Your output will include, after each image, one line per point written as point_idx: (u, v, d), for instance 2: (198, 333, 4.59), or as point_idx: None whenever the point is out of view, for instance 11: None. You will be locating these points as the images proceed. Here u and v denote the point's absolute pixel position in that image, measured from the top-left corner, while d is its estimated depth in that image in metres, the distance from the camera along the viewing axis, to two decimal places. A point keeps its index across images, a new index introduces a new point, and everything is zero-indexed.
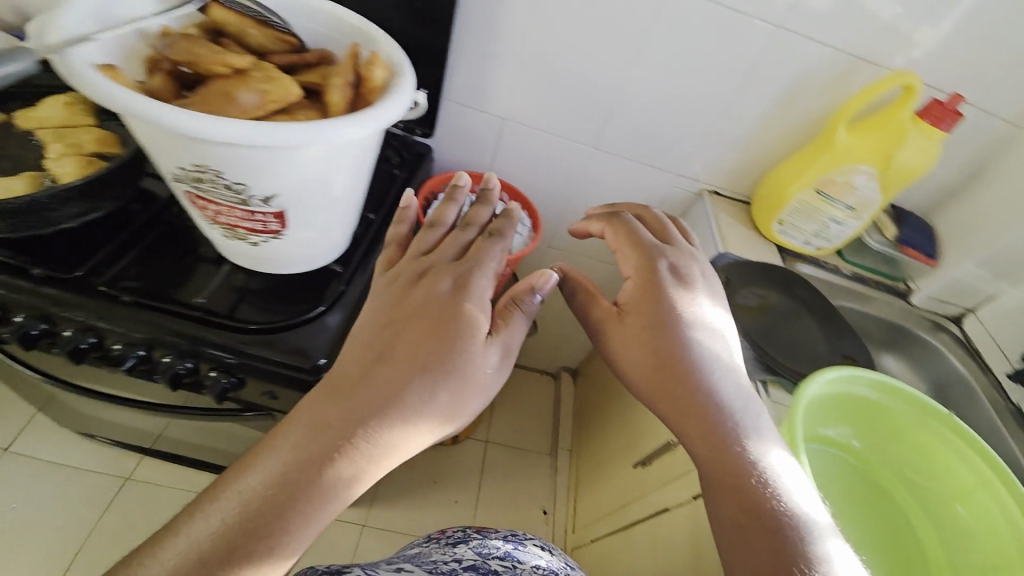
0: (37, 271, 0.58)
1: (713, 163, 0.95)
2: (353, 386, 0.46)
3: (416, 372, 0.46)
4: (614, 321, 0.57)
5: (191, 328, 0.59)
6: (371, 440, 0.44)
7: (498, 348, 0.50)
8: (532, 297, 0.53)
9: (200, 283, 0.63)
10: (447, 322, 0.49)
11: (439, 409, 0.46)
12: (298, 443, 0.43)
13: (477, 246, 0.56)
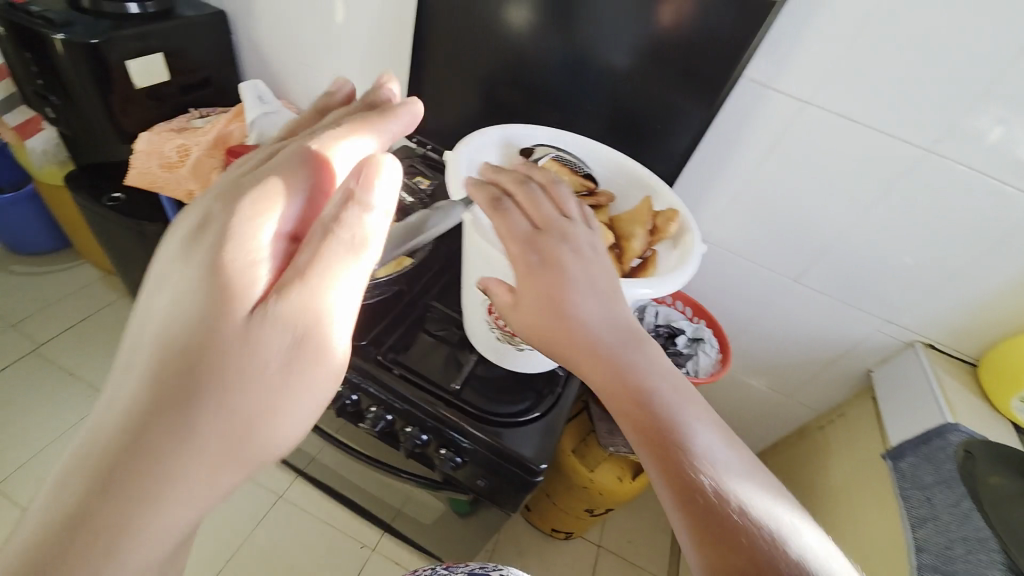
0: None
1: (934, 317, 0.87)
2: (119, 390, 0.30)
3: (185, 287, 0.31)
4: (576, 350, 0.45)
5: (437, 405, 0.64)
6: (190, 449, 0.29)
7: (294, 319, 0.32)
8: (357, 212, 0.35)
9: (444, 361, 0.69)
10: (211, 243, 0.31)
11: (252, 403, 0.31)
12: (85, 471, 0.28)
13: (317, 157, 0.38)
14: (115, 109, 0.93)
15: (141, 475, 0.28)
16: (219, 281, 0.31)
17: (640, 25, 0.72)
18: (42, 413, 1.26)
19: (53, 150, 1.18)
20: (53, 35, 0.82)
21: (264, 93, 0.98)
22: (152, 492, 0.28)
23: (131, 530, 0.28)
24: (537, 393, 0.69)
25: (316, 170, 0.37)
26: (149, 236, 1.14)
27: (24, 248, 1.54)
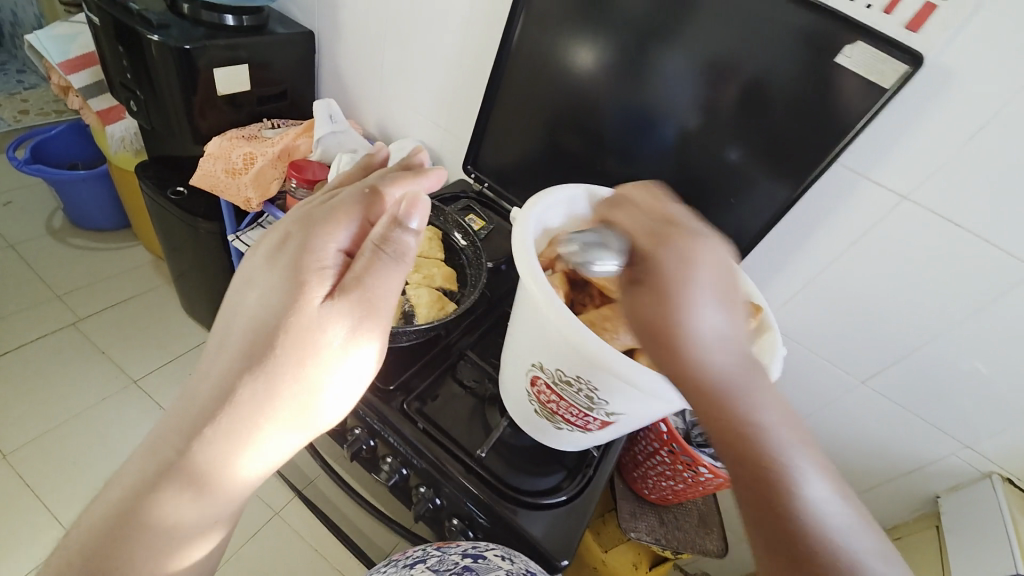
0: (363, 374, 0.64)
1: (1019, 449, 0.76)
2: (224, 347, 0.46)
3: (272, 285, 0.46)
4: (646, 320, 0.44)
5: (456, 470, 0.59)
6: (268, 401, 0.45)
7: (350, 305, 0.47)
8: (400, 241, 0.48)
9: (470, 422, 0.64)
10: (301, 254, 0.47)
11: (314, 362, 0.46)
12: (196, 418, 0.44)
13: (364, 204, 0.50)
14: (195, 112, 0.95)
15: (232, 424, 0.45)
16: (294, 279, 0.46)
17: (732, 96, 0.68)
18: (66, 388, 1.27)
19: (131, 138, 1.22)
20: (151, 37, 0.85)
21: (335, 112, 0.99)
22: (242, 418, 0.44)
23: (235, 447, 0.45)
24: (563, 472, 0.63)
25: (374, 206, 0.50)
26: (201, 232, 1.15)
27: (85, 223, 1.60)
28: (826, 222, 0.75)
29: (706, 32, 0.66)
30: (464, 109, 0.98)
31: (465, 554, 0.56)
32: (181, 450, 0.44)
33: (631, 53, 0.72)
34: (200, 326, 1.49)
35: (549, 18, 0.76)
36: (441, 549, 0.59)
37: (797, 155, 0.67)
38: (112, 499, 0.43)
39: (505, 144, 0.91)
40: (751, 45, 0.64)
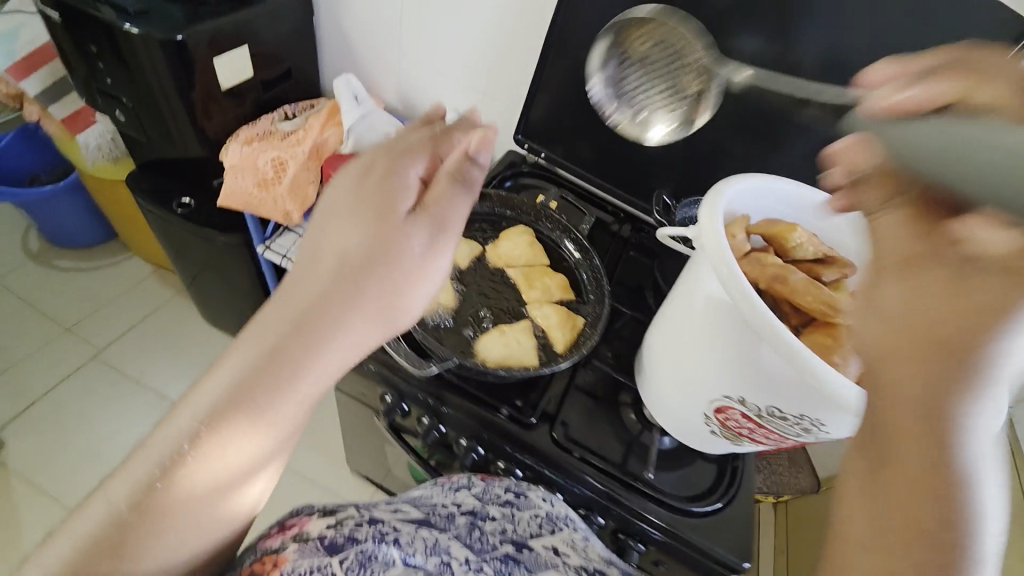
0: (502, 410, 0.60)
1: None
2: (291, 282, 0.38)
3: (342, 207, 0.38)
4: (918, 277, 0.30)
5: (618, 489, 0.57)
6: (335, 335, 0.37)
7: (428, 227, 0.38)
8: (470, 168, 0.39)
9: (616, 435, 0.62)
10: (381, 178, 0.39)
11: (383, 294, 0.38)
12: (253, 355, 0.36)
13: (421, 145, 0.41)
14: (197, 115, 0.81)
15: (286, 364, 0.36)
16: (368, 198, 0.38)
17: (857, 34, 0.58)
18: (111, 425, 1.21)
19: (108, 146, 1.05)
20: (131, 31, 0.69)
21: (358, 90, 0.85)
22: (296, 352, 0.36)
23: (283, 392, 0.36)
24: (718, 471, 0.61)
25: (445, 139, 0.41)
26: (221, 246, 1.03)
27: (67, 242, 1.44)
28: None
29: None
30: (506, 70, 0.85)
31: (507, 488, 0.57)
32: (227, 398, 0.35)
33: None
34: (228, 336, 1.40)
35: None
36: (487, 478, 0.59)
37: None
38: (153, 453, 0.35)
39: (564, 108, 0.81)
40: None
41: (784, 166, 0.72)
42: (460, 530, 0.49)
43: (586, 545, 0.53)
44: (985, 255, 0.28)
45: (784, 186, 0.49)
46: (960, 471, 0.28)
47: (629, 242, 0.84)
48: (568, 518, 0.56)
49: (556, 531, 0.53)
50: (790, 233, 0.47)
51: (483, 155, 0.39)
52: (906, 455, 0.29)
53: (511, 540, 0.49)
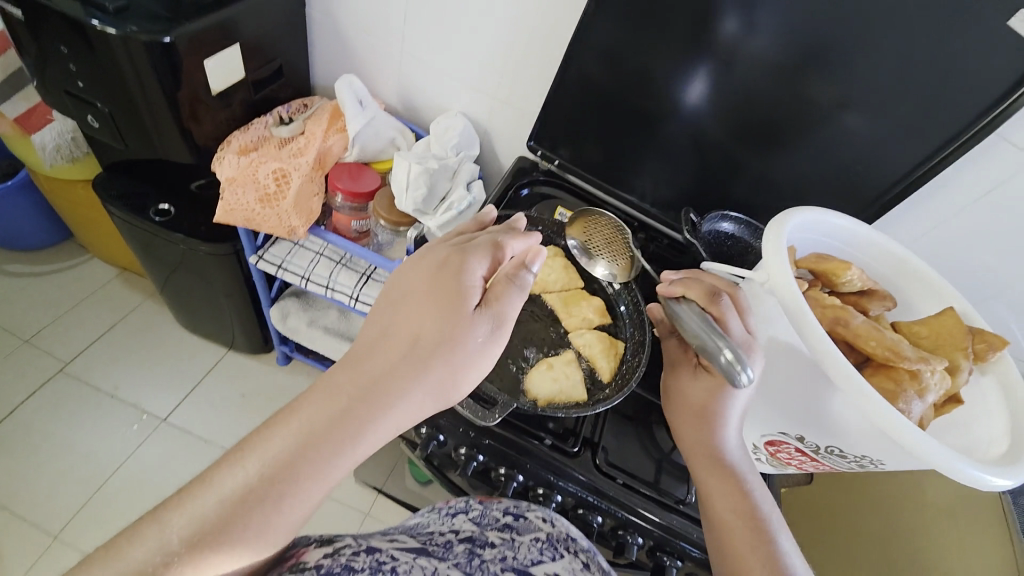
0: (544, 438, 0.60)
1: None
2: (361, 354, 0.41)
3: (421, 292, 0.43)
4: (687, 372, 0.50)
5: (655, 507, 0.57)
6: (398, 408, 0.40)
7: (489, 320, 0.44)
8: (525, 274, 0.45)
9: (652, 455, 0.62)
10: (454, 274, 0.44)
11: (443, 376, 0.42)
12: (325, 418, 0.38)
13: (481, 244, 0.47)
14: (185, 121, 0.73)
15: (352, 433, 0.38)
16: (443, 288, 0.43)
17: (883, 58, 0.59)
18: (85, 445, 1.12)
19: (68, 146, 0.97)
20: (110, 29, 0.61)
21: (362, 95, 0.80)
22: (361, 420, 0.38)
23: (343, 460, 0.37)
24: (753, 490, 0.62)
25: (503, 244, 0.47)
26: (206, 256, 0.95)
27: (17, 244, 1.30)
28: (944, 189, 0.69)
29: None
30: (519, 73, 0.82)
31: (506, 511, 0.55)
32: (291, 455, 0.36)
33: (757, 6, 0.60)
34: (209, 343, 1.32)
35: None
36: (483, 502, 0.57)
37: (940, 121, 0.61)
38: (191, 514, 0.33)
39: (579, 116, 0.79)
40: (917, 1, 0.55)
41: (800, 181, 0.73)
42: (460, 558, 0.45)
43: (591, 562, 0.50)
44: (709, 364, 0.48)
45: (813, 217, 0.52)
46: (732, 470, 0.47)
47: (645, 252, 0.84)
48: (572, 541, 0.52)
49: (559, 557, 0.48)
50: (844, 270, 0.48)
51: (536, 265, 0.45)
52: (704, 474, 0.48)
53: (511, 567, 0.45)
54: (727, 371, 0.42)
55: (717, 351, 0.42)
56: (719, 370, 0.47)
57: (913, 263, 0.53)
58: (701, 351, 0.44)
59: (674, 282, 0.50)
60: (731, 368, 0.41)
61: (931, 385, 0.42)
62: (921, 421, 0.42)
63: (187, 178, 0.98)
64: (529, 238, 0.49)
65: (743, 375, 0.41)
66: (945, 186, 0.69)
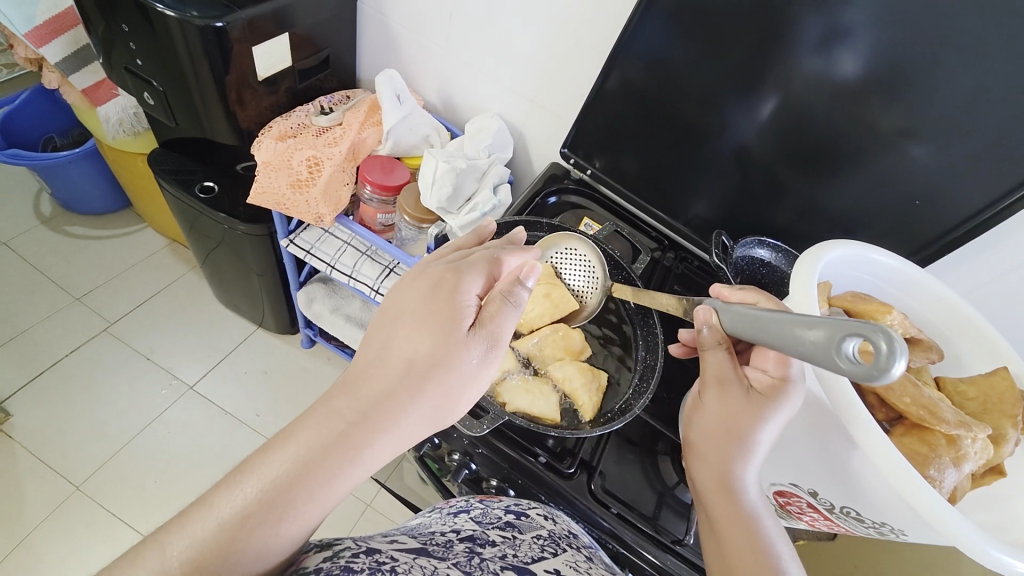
0: (539, 455, 0.58)
1: None
2: (356, 378, 0.41)
3: (417, 311, 0.43)
4: (731, 390, 0.41)
5: (648, 542, 0.54)
6: (395, 429, 0.40)
7: (484, 341, 0.43)
8: (519, 291, 0.44)
9: (653, 485, 0.59)
10: (449, 294, 0.43)
11: (440, 396, 0.41)
12: (321, 442, 0.37)
13: (476, 260, 0.46)
14: (231, 104, 0.76)
15: (346, 456, 0.37)
16: (439, 306, 0.43)
17: (952, 85, 0.54)
18: (118, 403, 1.19)
19: (130, 120, 1.04)
20: (168, 13, 0.64)
21: (401, 89, 0.81)
22: (357, 443, 0.38)
23: (341, 481, 0.37)
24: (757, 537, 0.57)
25: (500, 261, 0.46)
26: (241, 235, 0.99)
27: (82, 208, 1.41)
28: (1015, 235, 0.62)
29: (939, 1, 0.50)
30: (559, 79, 0.81)
31: (507, 510, 0.54)
32: (285, 478, 0.36)
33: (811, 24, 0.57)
34: (240, 318, 1.37)
35: None
36: (484, 501, 0.56)
37: (1016, 158, 0.55)
38: (189, 538, 0.33)
39: (616, 126, 0.77)
40: (996, 27, 0.50)
41: (846, 212, 0.68)
42: (459, 557, 0.43)
43: (593, 556, 0.50)
44: (760, 387, 0.41)
45: (849, 251, 0.47)
46: (751, 512, 0.39)
47: (671, 271, 0.81)
48: (572, 537, 0.52)
49: (560, 551, 0.47)
50: (883, 314, 0.44)
51: (531, 281, 0.44)
52: (717, 503, 0.40)
53: (510, 565, 0.44)
54: (879, 362, 0.29)
55: (850, 333, 0.31)
56: (776, 397, 0.39)
57: (963, 306, 0.47)
58: (825, 345, 0.32)
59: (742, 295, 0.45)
60: (886, 357, 0.29)
61: (970, 454, 0.37)
62: (954, 492, 0.38)
63: (234, 159, 1.02)
64: (526, 254, 0.49)
65: (902, 362, 0.28)
66: (1015, 230, 0.62)
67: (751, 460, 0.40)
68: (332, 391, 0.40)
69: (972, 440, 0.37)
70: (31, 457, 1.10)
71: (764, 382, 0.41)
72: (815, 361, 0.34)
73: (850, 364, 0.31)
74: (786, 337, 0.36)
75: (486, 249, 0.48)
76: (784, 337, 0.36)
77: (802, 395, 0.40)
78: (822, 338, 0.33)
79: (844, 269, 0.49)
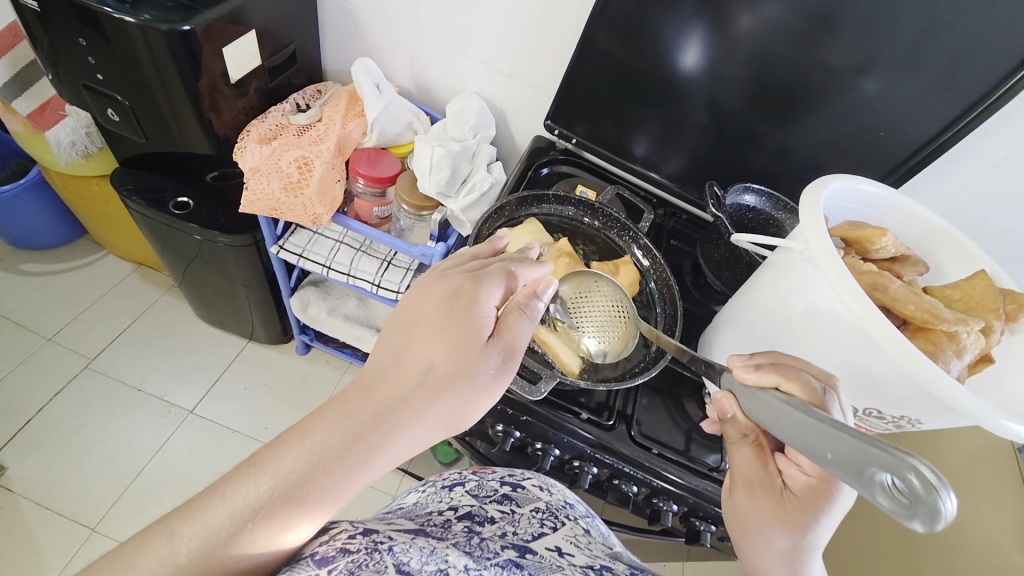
0: (580, 412, 0.61)
1: None
2: (373, 380, 0.42)
3: (437, 318, 0.44)
4: (767, 495, 0.43)
5: (688, 475, 0.59)
6: (413, 432, 0.41)
7: (502, 352, 0.44)
8: (536, 304, 0.46)
9: (686, 424, 0.64)
10: (469, 303, 0.44)
11: (454, 403, 0.42)
12: (337, 438, 0.38)
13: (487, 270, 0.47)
14: (205, 112, 0.73)
15: (359, 459, 0.38)
16: (465, 317, 0.44)
17: (907, 21, 0.58)
18: (117, 438, 1.15)
19: (83, 141, 0.98)
20: (128, 20, 0.61)
21: (378, 78, 0.80)
22: (370, 445, 0.38)
23: (350, 482, 0.37)
24: None
25: (516, 273, 0.48)
26: (222, 247, 0.96)
27: (33, 242, 1.31)
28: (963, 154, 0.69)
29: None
30: (533, 51, 0.81)
31: (503, 482, 0.56)
32: (297, 476, 0.36)
33: None
34: (229, 335, 1.33)
35: None
36: (477, 473, 0.58)
37: (966, 83, 0.61)
38: (201, 527, 0.33)
39: (597, 91, 0.78)
40: None
41: (818, 151, 0.73)
42: (458, 536, 0.45)
43: (590, 528, 0.53)
44: (798, 489, 0.42)
45: (842, 183, 0.52)
46: None
47: (665, 227, 0.85)
48: (567, 507, 0.55)
49: (559, 525, 0.51)
50: (878, 237, 0.48)
51: (547, 294, 0.47)
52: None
53: (510, 543, 0.46)
54: (913, 501, 0.27)
55: (884, 467, 0.29)
56: (813, 498, 0.41)
57: (940, 221, 0.53)
58: (856, 477, 0.31)
59: (757, 370, 0.41)
60: (919, 496, 0.27)
61: (968, 344, 0.43)
62: (958, 381, 0.44)
63: (204, 170, 0.98)
64: (541, 268, 0.50)
65: (947, 504, 0.26)
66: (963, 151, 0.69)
67: (806, 568, 0.40)
68: (347, 394, 0.41)
69: (968, 334, 0.43)
70: (38, 506, 1.05)
71: (799, 483, 0.42)
72: (849, 481, 0.32)
73: (893, 505, 0.29)
74: (810, 444, 0.34)
75: (502, 260, 0.50)
76: (811, 445, 0.34)
77: (841, 491, 0.41)
78: (851, 460, 0.31)
79: (838, 203, 0.54)
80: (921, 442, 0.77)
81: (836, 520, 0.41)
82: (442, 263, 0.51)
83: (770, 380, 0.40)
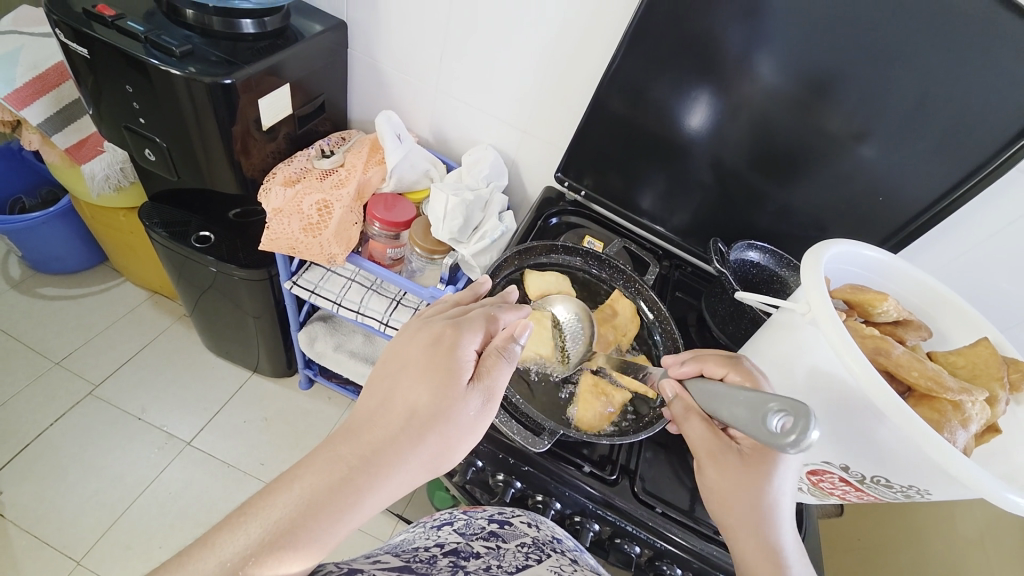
0: (583, 465, 0.61)
1: None
2: (360, 425, 0.42)
3: (419, 362, 0.45)
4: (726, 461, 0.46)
5: (694, 537, 0.57)
6: (397, 476, 0.41)
7: (482, 395, 0.45)
8: (513, 347, 0.47)
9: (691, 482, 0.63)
10: (449, 347, 0.45)
11: (437, 446, 0.43)
12: (322, 483, 0.38)
13: (471, 314, 0.49)
14: (237, 154, 0.78)
15: (344, 504, 0.38)
16: (447, 362, 0.44)
17: (900, 95, 0.62)
18: (111, 467, 1.14)
19: (116, 175, 1.04)
20: (175, 72, 0.66)
21: (399, 129, 0.85)
22: (355, 490, 0.38)
23: (337, 528, 0.37)
24: None
25: (496, 318, 0.49)
26: (237, 281, 0.99)
27: (55, 268, 1.36)
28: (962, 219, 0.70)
29: (881, 23, 0.58)
30: (547, 108, 0.86)
31: (491, 520, 0.56)
32: (284, 522, 0.35)
33: (772, 48, 0.64)
34: (234, 366, 1.34)
35: (670, 11, 0.65)
36: (468, 512, 0.57)
37: (960, 155, 0.64)
38: None
39: (606, 148, 0.82)
40: (931, 40, 0.57)
41: (819, 211, 0.75)
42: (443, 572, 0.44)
43: (578, 559, 0.52)
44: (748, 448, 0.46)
45: (843, 248, 0.53)
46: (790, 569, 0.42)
47: (670, 279, 0.87)
48: (555, 542, 0.54)
49: (544, 557, 0.50)
50: (880, 301, 0.49)
51: (525, 337, 0.47)
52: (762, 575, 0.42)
53: None
54: (794, 428, 0.36)
55: (783, 408, 0.38)
56: (763, 455, 0.45)
57: (942, 286, 0.54)
58: (755, 422, 0.40)
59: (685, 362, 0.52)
60: (798, 423, 0.36)
61: (973, 415, 0.43)
62: (965, 451, 0.44)
63: (227, 206, 1.02)
64: (519, 311, 0.52)
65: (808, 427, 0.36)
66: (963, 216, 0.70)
67: (772, 517, 0.44)
68: (332, 440, 0.41)
69: (973, 406, 0.43)
70: (24, 536, 1.03)
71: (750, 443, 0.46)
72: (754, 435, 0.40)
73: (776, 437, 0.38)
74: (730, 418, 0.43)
75: (483, 306, 0.52)
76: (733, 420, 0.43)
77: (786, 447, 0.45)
78: (751, 417, 0.40)
79: (839, 267, 0.55)
80: (937, 511, 0.74)
81: (786, 474, 0.45)
82: (432, 306, 0.53)
83: (692, 369, 0.51)
